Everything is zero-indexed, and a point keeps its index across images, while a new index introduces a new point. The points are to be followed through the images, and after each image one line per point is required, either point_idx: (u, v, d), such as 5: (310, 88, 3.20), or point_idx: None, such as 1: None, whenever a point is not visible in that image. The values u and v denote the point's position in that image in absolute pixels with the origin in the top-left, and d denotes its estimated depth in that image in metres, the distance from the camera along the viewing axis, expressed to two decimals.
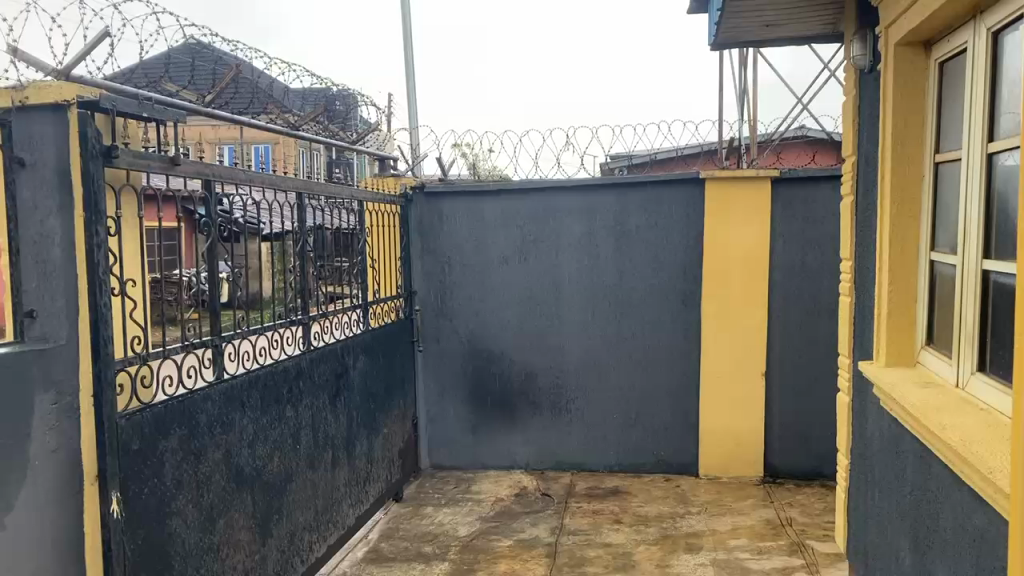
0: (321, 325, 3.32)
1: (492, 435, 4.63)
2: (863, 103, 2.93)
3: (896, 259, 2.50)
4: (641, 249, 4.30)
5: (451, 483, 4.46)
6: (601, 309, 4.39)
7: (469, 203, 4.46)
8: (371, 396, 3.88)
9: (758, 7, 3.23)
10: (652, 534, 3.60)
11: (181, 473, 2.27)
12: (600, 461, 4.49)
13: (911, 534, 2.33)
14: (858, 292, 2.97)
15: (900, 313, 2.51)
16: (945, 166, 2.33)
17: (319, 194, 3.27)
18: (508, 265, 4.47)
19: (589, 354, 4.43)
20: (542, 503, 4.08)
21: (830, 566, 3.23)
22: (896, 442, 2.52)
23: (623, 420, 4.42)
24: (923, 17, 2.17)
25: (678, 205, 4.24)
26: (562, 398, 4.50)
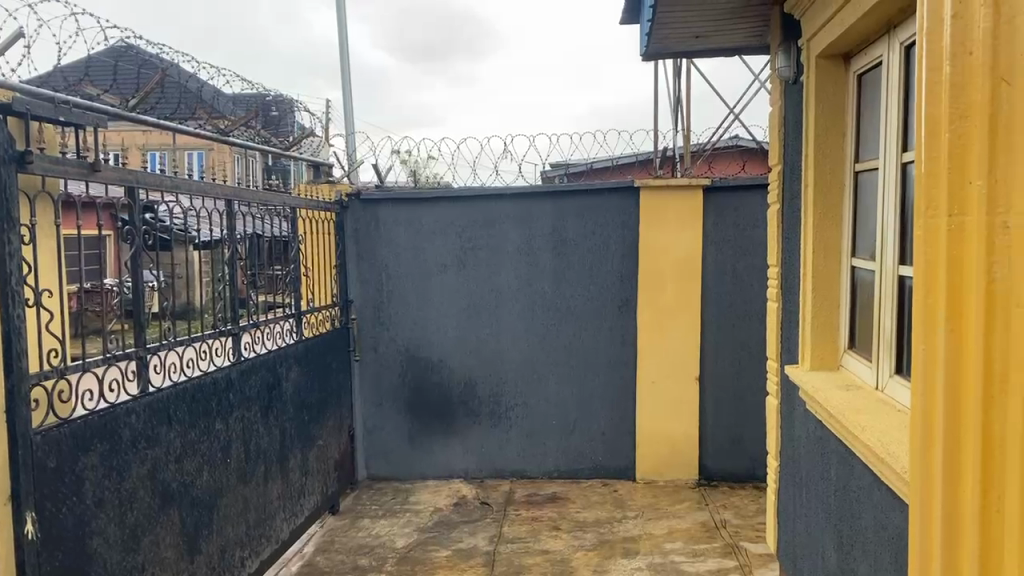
0: (252, 335, 3.23)
1: (431, 445, 4.59)
2: (787, 113, 3.01)
3: (819, 265, 2.57)
4: (579, 256, 4.33)
5: (389, 494, 4.40)
6: (539, 317, 4.40)
7: (406, 210, 4.43)
8: (305, 407, 3.81)
9: (685, 19, 3.30)
10: (590, 540, 3.61)
11: (103, 491, 2.18)
12: (539, 468, 4.49)
13: (836, 534, 2.39)
14: (785, 297, 3.04)
15: (823, 318, 2.58)
16: (864, 175, 2.40)
17: (250, 201, 3.19)
18: (447, 273, 4.44)
19: (528, 361, 4.43)
20: (481, 511, 4.06)
21: (762, 567, 3.30)
22: (822, 443, 2.58)
23: (562, 427, 4.44)
24: (840, 31, 2.25)
25: (614, 212, 4.28)
26: (501, 405, 4.49)
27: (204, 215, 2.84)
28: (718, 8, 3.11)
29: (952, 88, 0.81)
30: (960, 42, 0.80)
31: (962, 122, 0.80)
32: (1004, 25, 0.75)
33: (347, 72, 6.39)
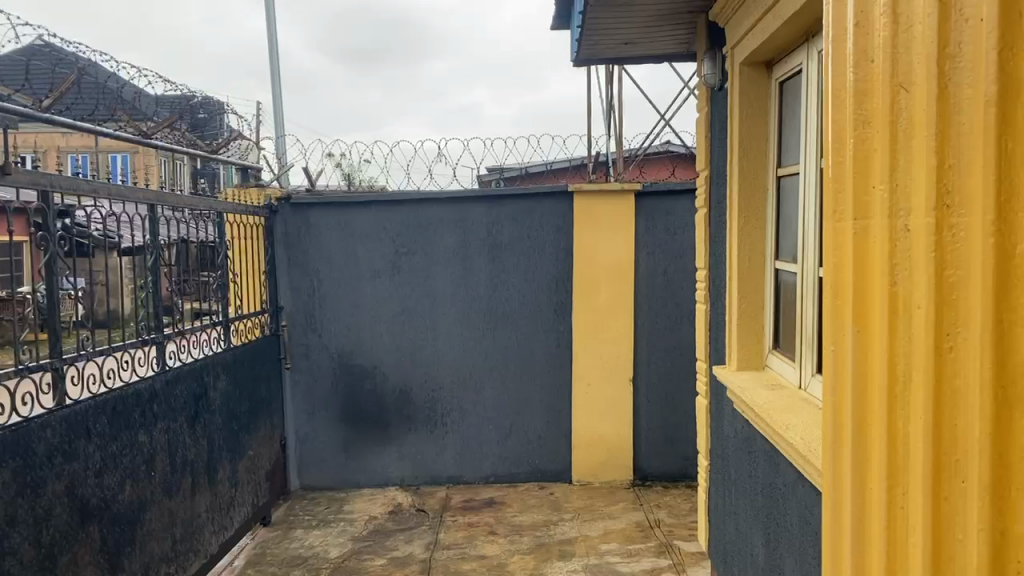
0: (177, 344, 3.13)
1: (366, 453, 4.52)
2: (713, 120, 3.07)
3: (744, 268, 2.62)
4: (514, 260, 4.34)
5: (323, 503, 4.32)
6: (474, 321, 4.38)
7: (338, 215, 4.36)
8: (233, 417, 3.71)
9: (614, 27, 3.33)
10: (526, 544, 3.61)
11: (17, 508, 2.06)
12: (476, 473, 4.47)
13: (764, 530, 2.44)
14: (713, 299, 3.10)
15: (748, 320, 2.63)
16: (786, 180, 2.47)
17: (176, 205, 3.09)
18: (380, 278, 4.39)
19: (463, 366, 4.41)
20: (416, 518, 4.02)
21: (695, 565, 3.35)
22: (749, 442, 2.64)
23: (498, 432, 4.43)
24: (762, 39, 2.30)
25: (548, 216, 4.30)
26: (437, 411, 4.45)
27: (129, 220, 2.74)
28: (646, 15, 3.16)
29: (855, 95, 0.84)
30: (861, 51, 0.83)
31: (864, 129, 0.83)
32: (903, 32, 0.78)
33: (277, 75, 6.27)
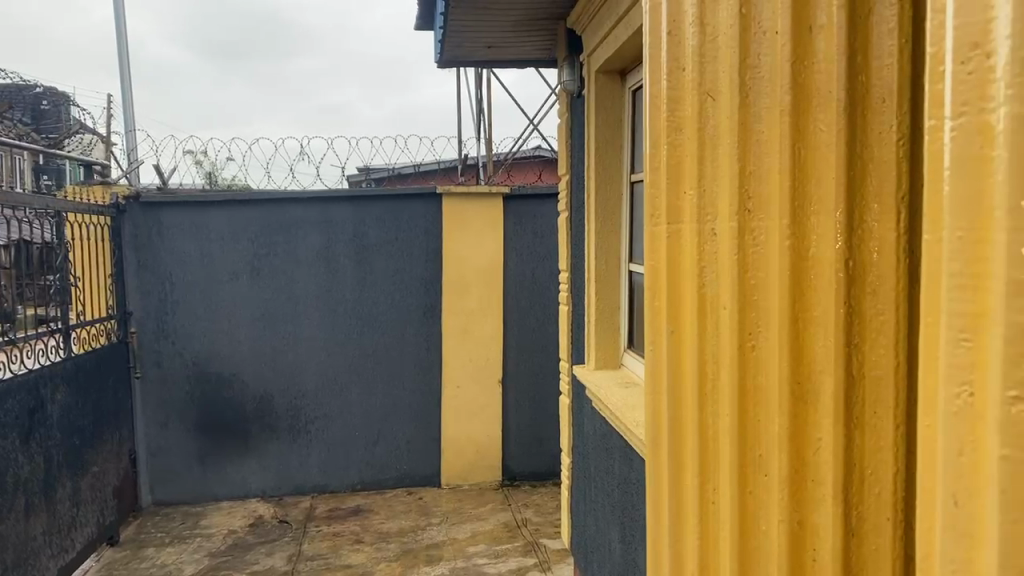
0: (7, 354, 2.86)
1: (223, 464, 4.31)
2: (573, 125, 3.12)
3: (601, 270, 2.69)
4: (381, 263, 4.25)
5: (178, 519, 4.08)
6: (340, 325, 4.27)
7: (193, 214, 4.14)
8: (75, 431, 3.44)
9: (477, 30, 3.33)
10: (393, 550, 3.55)
11: None
12: (342, 481, 4.35)
13: (620, 524, 2.50)
14: (574, 300, 3.16)
15: (605, 321, 2.70)
16: (639, 186, 2.55)
17: (7, 204, 2.80)
18: (238, 281, 4.20)
19: (328, 372, 4.29)
20: (279, 530, 3.87)
21: (560, 562, 3.41)
22: (606, 440, 2.70)
23: (366, 438, 4.33)
24: (616, 48, 2.36)
25: (415, 218, 4.25)
26: (301, 419, 4.30)
27: None
28: (509, 20, 3.18)
29: (669, 101, 0.87)
30: (674, 60, 0.86)
31: (676, 135, 0.86)
32: (709, 41, 0.81)
33: (127, 66, 5.90)
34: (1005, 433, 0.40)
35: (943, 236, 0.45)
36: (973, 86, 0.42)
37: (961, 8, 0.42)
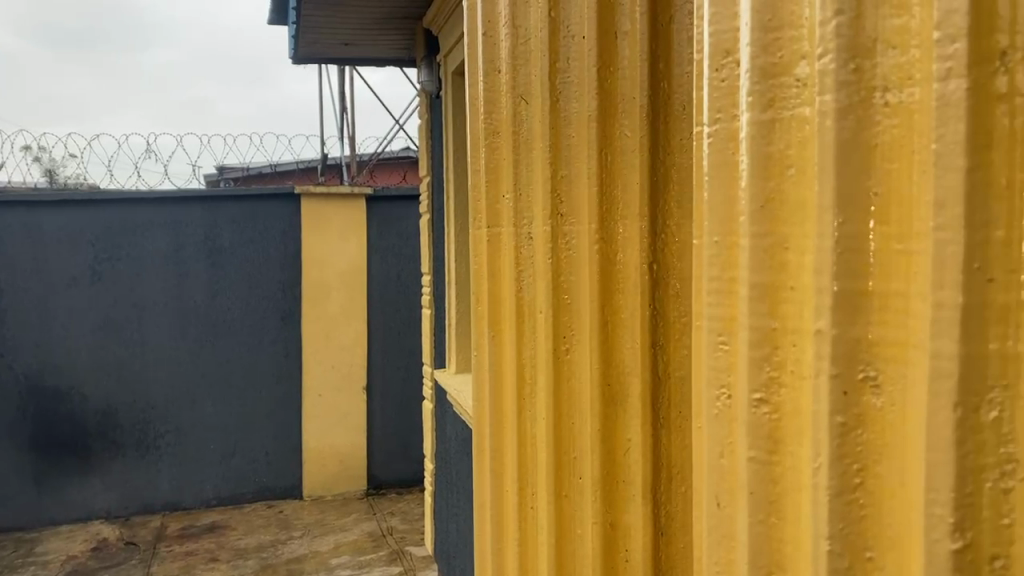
0: None
1: (63, 485, 3.97)
2: (433, 126, 3.09)
3: (460, 272, 2.66)
4: (236, 266, 4.04)
5: (8, 547, 3.71)
6: (192, 332, 4.02)
7: (24, 215, 3.80)
8: None
9: (332, 27, 3.20)
10: (251, 567, 3.38)
11: None
12: (196, 497, 4.09)
13: None
14: (436, 304, 3.12)
15: (465, 323, 2.69)
16: None
17: None
18: (76, 287, 3.88)
19: (179, 382, 4.02)
20: (125, 553, 3.59)
21: (426, 569, 3.36)
22: (467, 444, 2.68)
23: (221, 451, 4.09)
24: None
25: (272, 220, 4.06)
26: (149, 433, 4.02)
27: None
28: (365, 19, 3.09)
29: (485, 105, 0.85)
30: (490, 61, 0.84)
31: (493, 138, 0.85)
32: (521, 43, 0.80)
33: None
34: (753, 435, 0.41)
35: (703, 241, 0.45)
36: (726, 93, 0.42)
37: (716, 14, 0.43)
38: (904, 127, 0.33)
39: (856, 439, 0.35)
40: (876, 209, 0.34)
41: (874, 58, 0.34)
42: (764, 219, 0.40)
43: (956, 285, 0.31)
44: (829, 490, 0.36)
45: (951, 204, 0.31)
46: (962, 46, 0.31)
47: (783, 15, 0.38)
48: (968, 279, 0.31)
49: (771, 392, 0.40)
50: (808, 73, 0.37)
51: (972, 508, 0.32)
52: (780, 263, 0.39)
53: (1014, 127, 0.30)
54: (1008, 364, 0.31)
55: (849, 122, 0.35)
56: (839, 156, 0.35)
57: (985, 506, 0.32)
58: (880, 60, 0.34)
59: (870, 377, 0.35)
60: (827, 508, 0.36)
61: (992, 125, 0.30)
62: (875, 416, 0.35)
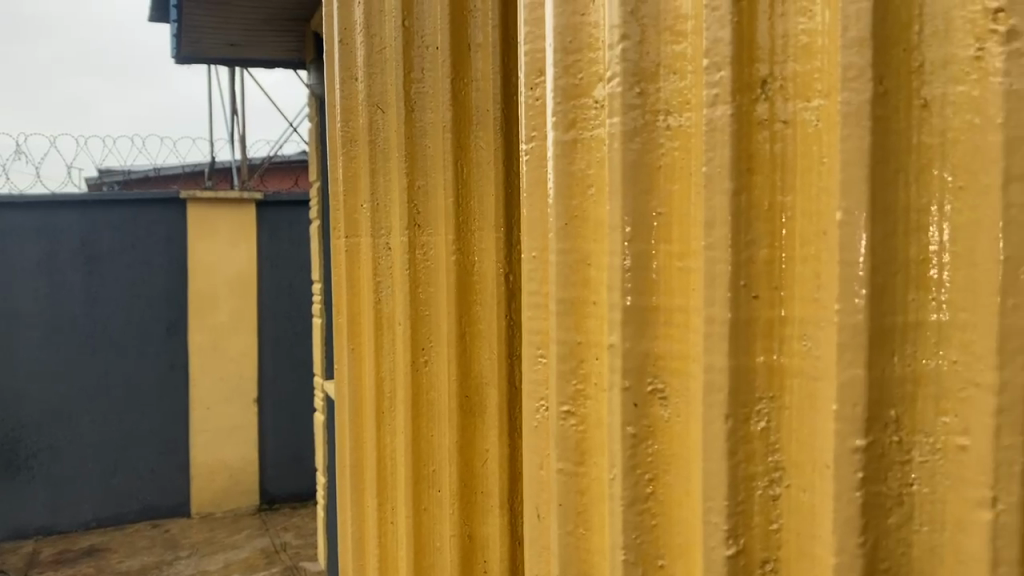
0: None
1: None
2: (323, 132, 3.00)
3: None
4: (116, 267, 3.52)
5: None
6: (65, 339, 3.48)
7: None
8: None
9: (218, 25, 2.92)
10: None
11: None
12: (73, 521, 3.54)
13: None
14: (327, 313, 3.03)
15: None
16: None
17: None
18: None
19: (53, 397, 3.48)
20: None
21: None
22: None
23: (102, 470, 3.57)
24: None
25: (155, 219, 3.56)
26: (18, 452, 3.46)
27: None
28: (255, 14, 2.82)
29: (342, 112, 0.83)
30: (346, 68, 0.82)
31: (351, 147, 0.82)
32: (376, 52, 0.78)
33: None
34: (562, 446, 0.41)
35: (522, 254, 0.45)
36: (540, 112, 0.43)
37: (531, 34, 0.43)
38: (683, 150, 0.35)
39: (646, 449, 0.36)
40: (659, 228, 0.36)
41: (657, 83, 0.35)
42: (568, 237, 0.41)
43: (725, 302, 0.33)
44: (622, 501, 0.37)
45: (719, 224, 0.33)
46: (726, 73, 0.32)
47: (582, 37, 0.39)
48: (735, 296, 0.33)
49: (577, 404, 0.41)
50: (601, 96, 0.38)
51: (743, 514, 0.33)
52: (583, 278, 0.40)
53: (775, 152, 0.32)
54: (773, 373, 0.33)
55: (635, 144, 0.36)
56: (625, 176, 0.36)
57: (755, 512, 0.33)
58: (662, 84, 0.35)
59: (659, 389, 0.36)
60: (621, 517, 0.37)
61: (754, 150, 0.32)
62: (663, 428, 0.36)
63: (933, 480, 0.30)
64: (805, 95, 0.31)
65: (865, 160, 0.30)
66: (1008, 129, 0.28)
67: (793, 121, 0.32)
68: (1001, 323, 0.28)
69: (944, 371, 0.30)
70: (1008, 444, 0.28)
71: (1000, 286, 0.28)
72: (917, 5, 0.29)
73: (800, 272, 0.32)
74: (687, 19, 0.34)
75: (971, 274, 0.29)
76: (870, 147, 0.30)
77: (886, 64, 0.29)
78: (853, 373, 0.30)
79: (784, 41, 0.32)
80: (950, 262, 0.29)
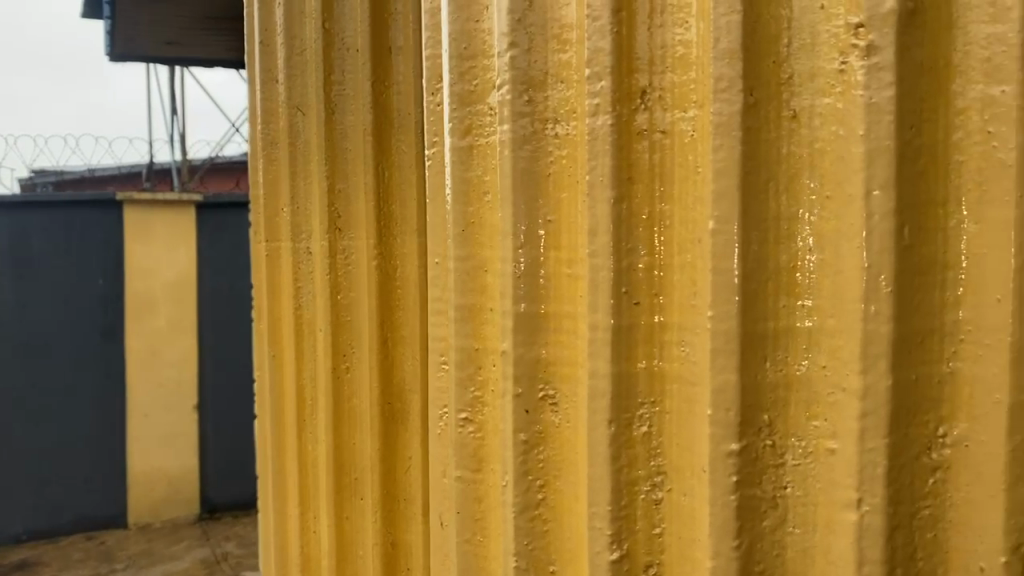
0: None
1: None
2: None
3: None
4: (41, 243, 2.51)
5: None
6: None
7: None
8: None
9: None
10: None
11: None
12: None
13: None
14: None
15: None
16: None
17: None
18: None
19: None
20: None
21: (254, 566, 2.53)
22: None
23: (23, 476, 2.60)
24: None
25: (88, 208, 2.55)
26: None
27: None
28: None
29: (263, 117, 0.75)
30: (269, 71, 0.74)
31: (272, 150, 0.75)
32: (296, 54, 0.70)
33: None
34: (461, 454, 0.41)
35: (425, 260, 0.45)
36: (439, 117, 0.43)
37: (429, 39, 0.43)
38: (571, 158, 0.35)
39: (537, 456, 0.37)
40: (547, 235, 0.36)
41: (545, 91, 0.35)
42: (466, 243, 0.40)
43: (608, 310, 0.33)
44: (513, 507, 0.37)
45: (601, 232, 0.33)
46: (607, 83, 0.33)
47: (477, 44, 0.39)
48: (618, 303, 0.33)
49: (475, 411, 0.40)
50: (494, 103, 0.38)
51: (627, 519, 0.34)
52: (480, 285, 0.40)
53: (654, 161, 0.33)
54: (654, 379, 0.33)
55: (525, 152, 0.36)
56: (514, 183, 0.36)
57: (639, 516, 0.34)
58: (550, 92, 0.35)
59: (550, 395, 0.36)
60: (514, 525, 0.37)
61: (634, 159, 0.33)
62: (554, 433, 0.36)
63: (804, 482, 0.31)
64: (681, 105, 0.32)
65: (737, 171, 0.30)
66: (868, 142, 0.29)
67: (670, 131, 0.32)
68: (864, 328, 0.29)
69: (813, 376, 0.30)
70: (871, 445, 0.29)
71: (864, 292, 0.29)
72: (786, 19, 0.30)
73: (678, 279, 0.32)
74: (571, 28, 0.35)
75: (837, 281, 0.30)
76: (740, 157, 0.30)
77: (755, 76, 0.30)
78: (726, 378, 0.31)
79: (662, 53, 0.32)
80: (814, 267, 0.30)
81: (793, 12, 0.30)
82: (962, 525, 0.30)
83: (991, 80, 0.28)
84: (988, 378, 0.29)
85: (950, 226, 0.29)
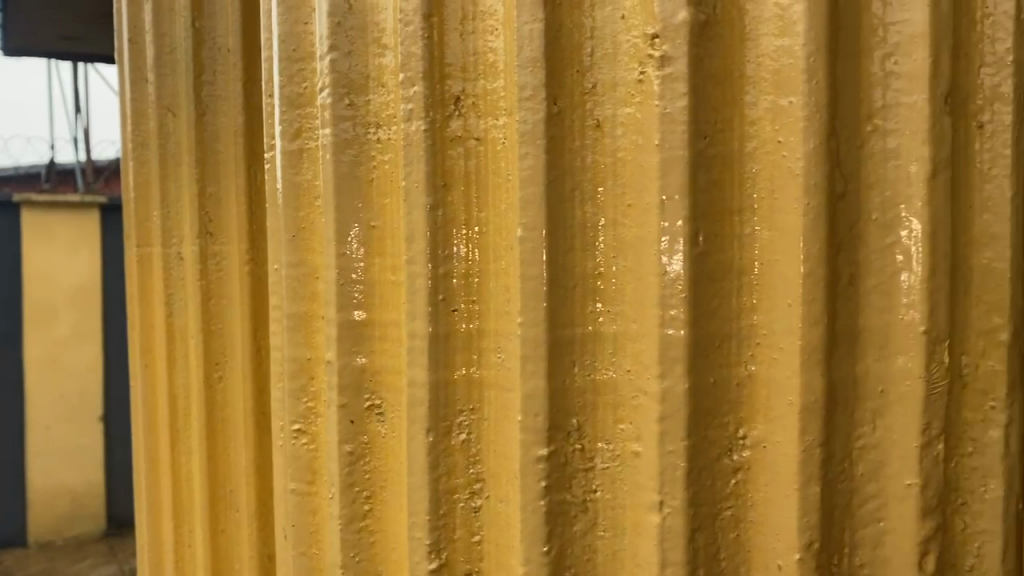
0: None
1: None
2: None
3: None
4: None
5: None
6: None
7: None
8: None
9: None
10: None
11: None
12: None
13: None
14: None
15: None
16: None
17: None
18: None
19: None
20: None
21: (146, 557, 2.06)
22: None
23: None
24: None
25: None
26: None
27: None
28: None
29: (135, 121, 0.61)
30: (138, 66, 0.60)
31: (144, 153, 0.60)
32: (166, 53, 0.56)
33: None
34: (295, 468, 0.40)
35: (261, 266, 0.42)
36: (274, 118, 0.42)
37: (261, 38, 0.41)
38: (392, 163, 0.35)
39: (363, 467, 0.36)
40: (369, 243, 0.35)
41: (366, 94, 0.35)
42: (297, 250, 0.39)
43: (425, 317, 0.33)
44: (339, 519, 0.36)
45: (417, 239, 0.32)
46: (420, 88, 0.32)
47: (305, 46, 0.38)
48: (435, 310, 0.33)
49: (309, 423, 0.39)
50: None
51: (446, 528, 0.33)
52: (312, 292, 0.39)
53: (469, 168, 0.32)
54: (472, 386, 0.33)
55: (347, 156, 0.35)
56: (337, 189, 0.35)
57: (457, 525, 0.33)
58: (371, 96, 0.35)
59: (375, 405, 0.36)
60: (340, 538, 0.36)
61: (449, 165, 0.32)
62: (380, 444, 0.36)
63: (613, 486, 0.31)
64: (491, 113, 0.32)
65: (543, 178, 0.30)
66: (663, 151, 0.29)
67: (483, 138, 0.32)
68: (662, 335, 0.30)
69: (620, 381, 0.31)
70: (672, 448, 0.30)
71: (662, 297, 0.30)
72: (588, 28, 0.31)
73: (493, 287, 0.32)
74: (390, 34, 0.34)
75: (638, 287, 0.30)
76: (546, 165, 0.30)
77: (559, 85, 0.30)
78: (534, 385, 0.31)
79: (474, 59, 0.32)
80: (619, 272, 0.31)
81: (594, 20, 0.31)
82: (762, 524, 0.31)
83: (780, 91, 0.29)
84: (781, 380, 0.30)
85: (744, 233, 0.30)
